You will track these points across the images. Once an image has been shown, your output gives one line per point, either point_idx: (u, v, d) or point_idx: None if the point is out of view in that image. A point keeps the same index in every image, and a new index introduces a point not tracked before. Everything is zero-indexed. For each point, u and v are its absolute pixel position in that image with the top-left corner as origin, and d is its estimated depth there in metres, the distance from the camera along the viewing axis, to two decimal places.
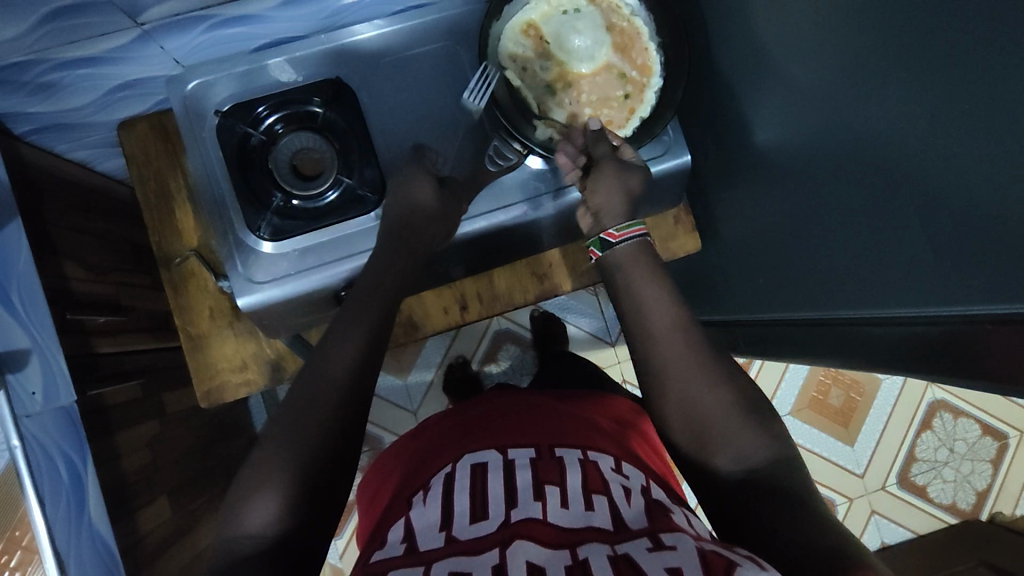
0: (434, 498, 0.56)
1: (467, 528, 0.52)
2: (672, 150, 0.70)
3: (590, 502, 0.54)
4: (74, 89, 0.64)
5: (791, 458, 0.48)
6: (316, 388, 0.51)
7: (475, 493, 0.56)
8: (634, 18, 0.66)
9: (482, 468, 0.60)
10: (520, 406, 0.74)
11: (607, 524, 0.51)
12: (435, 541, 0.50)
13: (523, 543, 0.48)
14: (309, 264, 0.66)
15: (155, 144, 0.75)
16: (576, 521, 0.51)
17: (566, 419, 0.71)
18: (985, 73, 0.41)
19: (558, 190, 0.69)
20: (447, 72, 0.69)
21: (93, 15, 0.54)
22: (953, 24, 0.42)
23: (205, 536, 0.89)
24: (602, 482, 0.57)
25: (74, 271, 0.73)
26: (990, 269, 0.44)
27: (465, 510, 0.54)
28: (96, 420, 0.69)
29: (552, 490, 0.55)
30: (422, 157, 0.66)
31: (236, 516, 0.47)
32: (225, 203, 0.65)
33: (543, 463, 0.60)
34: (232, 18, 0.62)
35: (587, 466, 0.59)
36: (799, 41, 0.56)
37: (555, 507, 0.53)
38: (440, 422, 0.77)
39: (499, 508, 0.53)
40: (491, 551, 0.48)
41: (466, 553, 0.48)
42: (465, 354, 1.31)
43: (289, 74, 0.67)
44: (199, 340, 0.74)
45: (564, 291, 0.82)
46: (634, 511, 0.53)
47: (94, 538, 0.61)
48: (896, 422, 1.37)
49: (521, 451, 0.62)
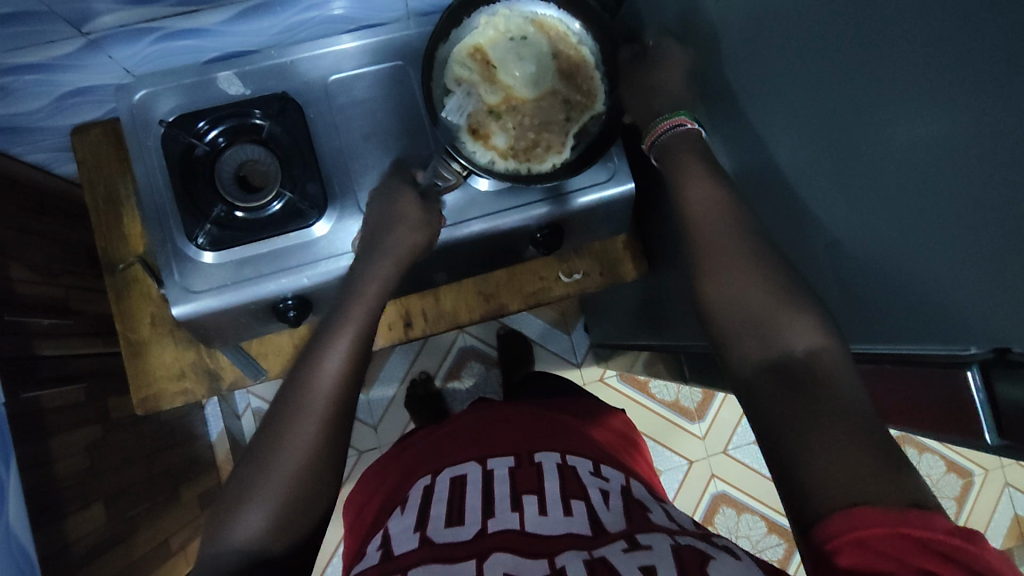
0: (411, 509, 0.56)
1: (442, 531, 0.51)
2: (617, 176, 0.71)
3: (569, 509, 0.52)
4: (23, 94, 0.65)
5: (821, 401, 0.40)
6: (289, 405, 0.52)
7: (452, 503, 0.55)
8: (581, 46, 0.68)
9: (461, 482, 0.58)
10: (502, 414, 0.72)
11: (585, 529, 0.50)
12: (408, 544, 0.50)
13: (500, 555, 0.47)
14: (246, 274, 0.66)
15: (107, 151, 0.76)
16: (555, 527, 0.50)
17: (554, 427, 0.69)
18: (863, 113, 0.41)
19: (561, 198, 0.70)
20: (395, 92, 0.70)
21: (37, 24, 0.55)
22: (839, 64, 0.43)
23: (149, 542, 0.87)
24: (580, 487, 0.56)
25: (19, 272, 0.73)
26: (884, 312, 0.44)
27: (441, 514, 0.53)
28: (31, 421, 0.69)
29: (529, 500, 0.54)
30: (394, 173, 0.67)
31: (219, 531, 0.47)
32: (166, 211, 0.66)
33: (521, 471, 0.58)
34: (181, 31, 0.63)
35: (564, 471, 0.58)
36: (724, 76, 0.57)
37: (533, 516, 0.52)
38: (426, 434, 0.75)
39: (475, 515, 0.52)
40: (467, 562, 0.47)
41: (440, 561, 0.47)
42: (428, 370, 1.31)
43: (237, 87, 0.68)
44: (139, 346, 0.75)
45: (510, 310, 0.83)
46: (612, 514, 0.53)
47: (13, 538, 0.60)
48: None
49: (500, 461, 0.61)
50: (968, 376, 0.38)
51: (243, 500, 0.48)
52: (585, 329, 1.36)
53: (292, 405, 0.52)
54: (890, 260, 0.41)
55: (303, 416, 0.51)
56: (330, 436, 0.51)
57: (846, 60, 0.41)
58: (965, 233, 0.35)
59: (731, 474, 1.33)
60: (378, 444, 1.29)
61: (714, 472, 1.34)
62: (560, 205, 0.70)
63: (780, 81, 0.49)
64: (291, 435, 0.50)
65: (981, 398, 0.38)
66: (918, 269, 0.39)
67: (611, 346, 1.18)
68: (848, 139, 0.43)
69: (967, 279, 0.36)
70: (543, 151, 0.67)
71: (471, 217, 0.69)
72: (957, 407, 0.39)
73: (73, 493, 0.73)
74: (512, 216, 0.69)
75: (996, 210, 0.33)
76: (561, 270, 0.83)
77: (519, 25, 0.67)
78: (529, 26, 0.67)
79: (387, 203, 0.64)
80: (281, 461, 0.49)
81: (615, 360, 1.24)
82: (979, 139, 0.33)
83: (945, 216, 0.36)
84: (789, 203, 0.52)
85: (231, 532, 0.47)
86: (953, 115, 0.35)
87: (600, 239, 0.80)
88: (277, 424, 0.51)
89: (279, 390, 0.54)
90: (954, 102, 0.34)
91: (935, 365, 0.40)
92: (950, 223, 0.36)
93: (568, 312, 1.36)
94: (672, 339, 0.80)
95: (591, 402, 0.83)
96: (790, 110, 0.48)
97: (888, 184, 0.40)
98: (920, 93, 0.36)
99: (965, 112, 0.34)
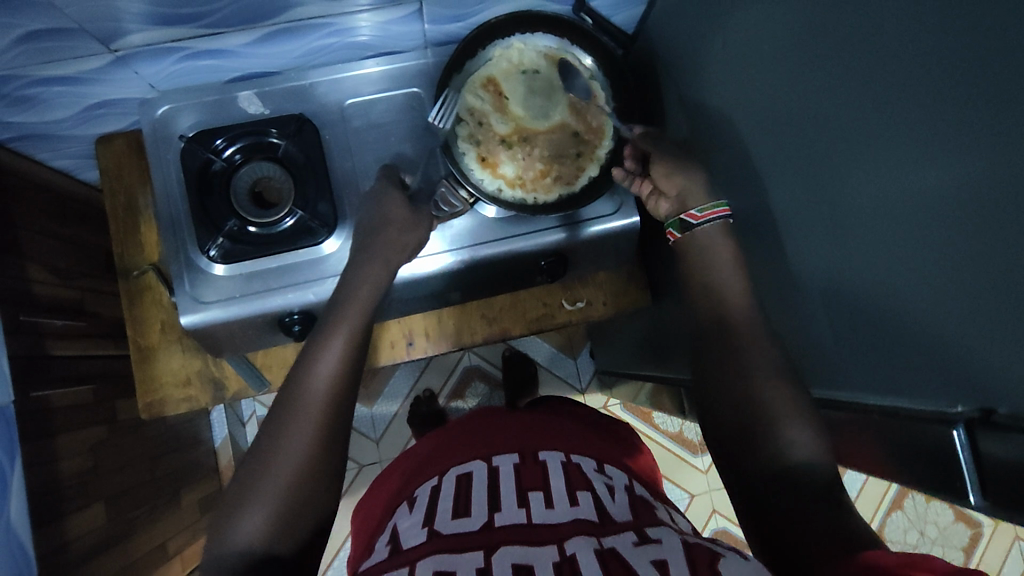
0: (419, 508, 0.56)
1: (449, 522, 0.51)
2: (623, 210, 0.71)
3: (575, 500, 0.53)
4: (52, 104, 0.68)
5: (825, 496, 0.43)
6: (295, 407, 0.53)
7: (458, 498, 0.55)
8: (592, 82, 0.69)
9: (467, 478, 0.59)
10: (508, 418, 0.73)
11: (592, 516, 0.51)
12: (418, 538, 0.50)
13: (509, 548, 0.47)
14: (255, 288, 0.68)
15: (129, 161, 0.79)
16: (563, 516, 0.51)
17: (558, 428, 0.70)
18: (858, 166, 0.42)
19: (575, 226, 0.71)
20: (409, 117, 0.72)
21: (68, 40, 0.57)
22: (836, 116, 0.43)
23: (145, 544, 0.88)
24: (585, 481, 0.56)
25: (38, 274, 0.76)
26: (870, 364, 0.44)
27: (448, 508, 0.54)
28: (37, 420, 0.70)
29: (534, 496, 0.54)
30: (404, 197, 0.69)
31: (229, 524, 0.48)
32: (180, 220, 0.68)
33: (525, 468, 0.59)
34: (205, 52, 0.65)
35: (569, 469, 0.59)
36: (729, 116, 0.58)
37: (539, 509, 0.52)
38: (432, 437, 0.75)
39: (481, 508, 0.53)
40: (475, 552, 0.47)
41: (449, 551, 0.47)
42: (432, 387, 1.32)
43: (257, 107, 0.70)
44: (148, 352, 0.77)
45: (512, 335, 0.84)
46: (618, 505, 0.53)
47: (12, 535, 0.61)
48: (865, 500, 1.33)
49: (505, 458, 0.62)
50: (952, 435, 0.37)
51: (243, 500, 0.49)
52: (590, 355, 1.36)
53: (285, 411, 0.53)
54: (885, 312, 0.42)
55: (305, 418, 0.53)
56: (323, 450, 0.52)
57: (849, 113, 0.42)
58: (958, 290, 0.35)
59: (732, 510, 1.32)
60: (379, 458, 1.30)
61: (715, 507, 1.32)
62: (572, 233, 0.71)
63: (784, 127, 0.49)
64: (288, 433, 0.51)
65: (965, 455, 0.37)
66: (909, 321, 0.40)
67: (616, 373, 1.18)
68: (847, 191, 0.43)
69: (959, 335, 0.36)
70: (552, 181, 0.69)
71: (479, 242, 0.70)
72: (944, 464, 0.39)
73: (74, 493, 0.74)
74: (521, 242, 0.70)
75: (991, 269, 0.33)
76: (564, 297, 0.84)
77: (533, 58, 0.69)
78: (541, 60, 0.69)
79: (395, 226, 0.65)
80: (285, 460, 0.50)
81: (619, 388, 1.24)
82: (975, 201, 0.34)
83: (939, 272, 0.37)
84: (788, 246, 0.52)
85: (232, 534, 0.48)
86: (951, 175, 0.35)
87: (604, 268, 0.81)
88: (272, 431, 0.52)
89: (275, 396, 0.55)
90: (943, 161, 0.35)
91: (922, 420, 0.40)
92: (942, 280, 0.36)
93: (574, 337, 1.36)
94: (672, 373, 0.80)
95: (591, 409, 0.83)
96: (793, 157, 0.49)
97: (886, 235, 0.40)
98: (919, 151, 0.37)
99: (955, 169, 0.34)
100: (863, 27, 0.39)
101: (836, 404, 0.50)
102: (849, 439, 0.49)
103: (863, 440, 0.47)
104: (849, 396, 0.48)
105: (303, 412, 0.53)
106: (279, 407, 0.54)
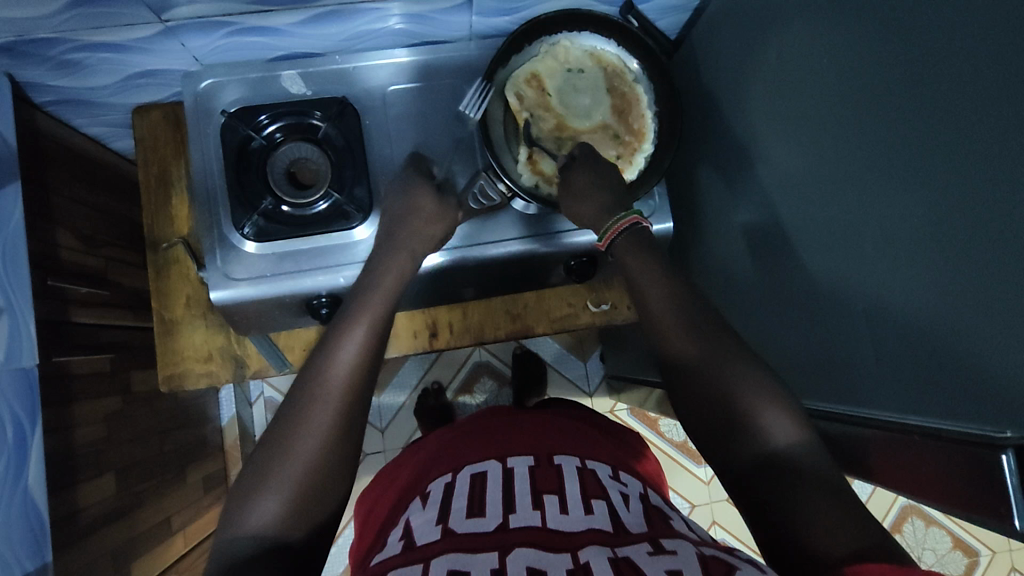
0: (433, 504, 0.56)
1: (464, 522, 0.51)
2: (656, 215, 0.72)
3: (590, 507, 0.53)
4: (95, 70, 0.68)
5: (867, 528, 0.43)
6: (315, 394, 0.53)
7: (472, 497, 0.55)
8: (636, 85, 0.69)
9: (482, 477, 0.59)
10: (519, 419, 0.72)
11: (606, 526, 0.50)
12: (431, 536, 0.50)
13: (523, 550, 0.47)
14: (285, 268, 0.68)
15: (165, 133, 0.79)
16: (577, 525, 0.50)
17: (569, 431, 0.69)
18: (914, 185, 0.42)
19: (547, 237, 0.71)
20: (449, 107, 0.72)
21: (120, 9, 0.57)
22: (894, 134, 0.43)
23: (151, 517, 0.87)
24: (600, 489, 0.56)
25: (66, 240, 0.75)
26: (913, 386, 0.44)
27: (462, 507, 0.54)
28: (57, 387, 0.70)
29: (550, 499, 0.54)
30: (440, 186, 0.68)
31: (240, 513, 0.48)
32: (215, 197, 0.68)
33: (541, 471, 0.59)
34: (253, 28, 0.64)
35: (584, 474, 0.58)
36: (775, 128, 0.58)
37: (554, 513, 0.52)
38: (442, 436, 0.74)
39: (496, 509, 0.53)
40: (488, 554, 0.47)
41: (463, 550, 0.47)
42: (441, 380, 1.32)
43: (299, 87, 0.70)
44: (171, 325, 0.77)
45: (536, 333, 0.83)
46: (633, 515, 0.53)
47: (25, 501, 0.62)
48: (875, 504, 1.34)
49: (521, 460, 0.61)
50: (1002, 459, 0.37)
51: (256, 491, 0.49)
52: (601, 358, 1.36)
53: (304, 401, 0.53)
54: (935, 332, 0.41)
55: (324, 405, 0.52)
56: (339, 442, 0.52)
57: (908, 133, 0.42)
58: (1014, 316, 0.35)
59: (732, 523, 1.32)
60: (382, 447, 1.30)
61: (715, 518, 1.32)
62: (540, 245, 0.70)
63: (837, 142, 0.49)
64: (304, 425, 0.51)
65: (1014, 481, 0.37)
66: (964, 341, 0.39)
67: (626, 379, 1.18)
68: (901, 210, 0.43)
69: (1012, 360, 0.36)
70: None
71: (513, 236, 0.70)
72: (988, 487, 0.39)
73: (87, 461, 0.74)
74: (546, 242, 0.71)
75: None
76: (589, 298, 0.84)
77: (579, 56, 0.69)
78: (587, 60, 0.69)
79: (432, 217, 0.65)
80: (304, 448, 0.50)
81: (628, 393, 1.23)
82: None
83: (994, 296, 0.37)
84: (830, 261, 0.52)
85: (259, 521, 0.48)
86: (1013, 202, 0.35)
87: None
88: (288, 417, 0.52)
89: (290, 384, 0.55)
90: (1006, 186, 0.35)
91: (964, 442, 0.40)
92: (999, 303, 0.36)
93: (586, 339, 1.36)
94: None
95: (602, 418, 0.80)
96: (844, 171, 0.49)
97: (943, 255, 0.40)
98: (983, 175, 0.36)
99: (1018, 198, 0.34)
100: (931, 45, 0.39)
101: (868, 420, 0.50)
102: (874, 458, 0.49)
103: (897, 460, 0.46)
104: (888, 414, 0.48)
105: (321, 401, 0.53)
106: (304, 390, 0.53)
